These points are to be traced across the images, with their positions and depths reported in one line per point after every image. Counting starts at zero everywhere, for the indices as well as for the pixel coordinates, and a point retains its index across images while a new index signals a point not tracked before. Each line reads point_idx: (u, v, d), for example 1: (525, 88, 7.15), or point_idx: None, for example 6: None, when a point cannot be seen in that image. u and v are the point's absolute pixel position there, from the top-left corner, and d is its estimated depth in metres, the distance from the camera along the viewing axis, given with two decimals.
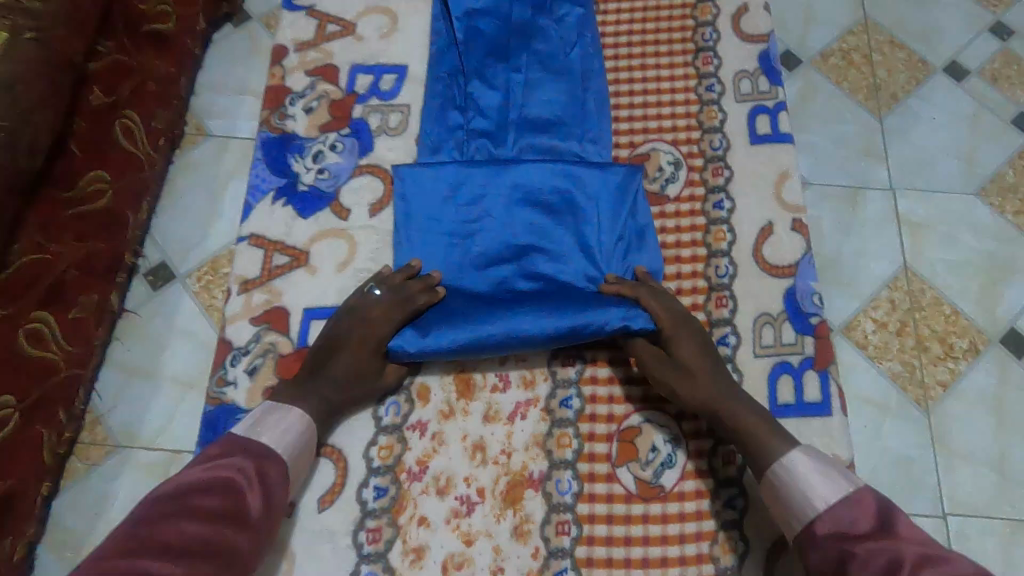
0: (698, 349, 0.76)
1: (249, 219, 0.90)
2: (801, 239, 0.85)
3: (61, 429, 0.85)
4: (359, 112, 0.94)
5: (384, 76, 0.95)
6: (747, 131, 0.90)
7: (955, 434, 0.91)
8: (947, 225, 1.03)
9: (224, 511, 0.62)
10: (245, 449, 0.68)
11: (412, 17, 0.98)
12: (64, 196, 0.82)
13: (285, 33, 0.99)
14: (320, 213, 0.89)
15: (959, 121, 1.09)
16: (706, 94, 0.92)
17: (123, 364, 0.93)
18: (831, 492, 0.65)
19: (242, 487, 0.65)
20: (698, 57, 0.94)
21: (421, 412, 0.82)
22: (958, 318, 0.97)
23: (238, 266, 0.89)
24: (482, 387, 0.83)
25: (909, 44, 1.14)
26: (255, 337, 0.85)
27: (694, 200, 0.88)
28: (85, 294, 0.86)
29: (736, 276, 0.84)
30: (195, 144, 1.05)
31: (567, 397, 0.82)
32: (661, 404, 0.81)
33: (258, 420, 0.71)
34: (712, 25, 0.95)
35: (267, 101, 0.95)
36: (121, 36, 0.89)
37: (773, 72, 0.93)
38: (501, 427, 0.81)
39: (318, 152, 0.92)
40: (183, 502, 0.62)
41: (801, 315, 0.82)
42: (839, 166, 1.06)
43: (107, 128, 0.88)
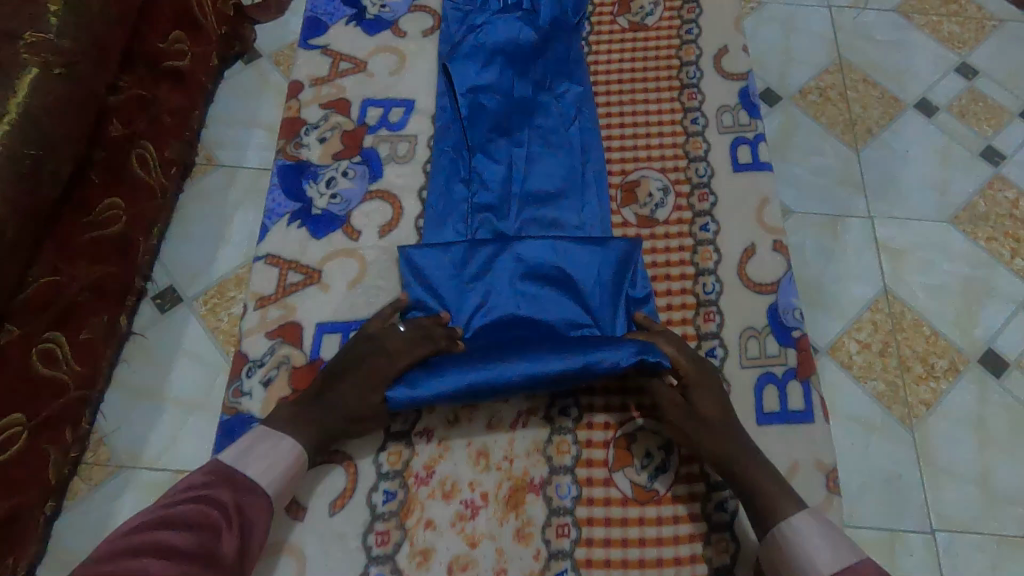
0: (714, 396, 0.78)
1: (265, 240, 0.94)
2: (782, 259, 0.90)
3: (67, 449, 0.86)
4: (369, 141, 0.99)
5: (392, 109, 1.01)
6: (729, 160, 0.96)
7: (940, 450, 0.94)
8: (923, 251, 1.08)
9: (199, 549, 0.62)
10: (229, 483, 0.69)
11: (417, 55, 1.04)
12: (83, 221, 0.87)
13: (301, 69, 1.05)
14: (332, 234, 0.93)
15: (931, 154, 1.16)
16: (692, 127, 0.98)
17: (129, 386, 0.95)
18: (832, 558, 0.65)
19: (219, 524, 0.65)
20: (683, 93, 1.00)
21: (429, 419, 0.84)
22: (938, 338, 1.01)
23: (254, 283, 0.92)
24: None
25: (882, 83, 1.22)
26: (269, 350, 0.88)
27: (682, 223, 0.92)
28: (97, 316, 0.88)
29: (723, 292, 0.88)
30: (205, 173, 1.10)
31: (565, 406, 0.84)
32: (665, 454, 0.82)
33: (248, 449, 0.73)
34: (696, 64, 1.02)
35: (284, 131, 1.01)
36: (141, 74, 0.95)
37: (753, 107, 0.99)
38: (503, 434, 0.83)
39: (331, 178, 0.96)
40: (153, 538, 0.61)
41: (783, 328, 0.86)
42: (820, 194, 1.12)
43: (123, 158, 0.92)
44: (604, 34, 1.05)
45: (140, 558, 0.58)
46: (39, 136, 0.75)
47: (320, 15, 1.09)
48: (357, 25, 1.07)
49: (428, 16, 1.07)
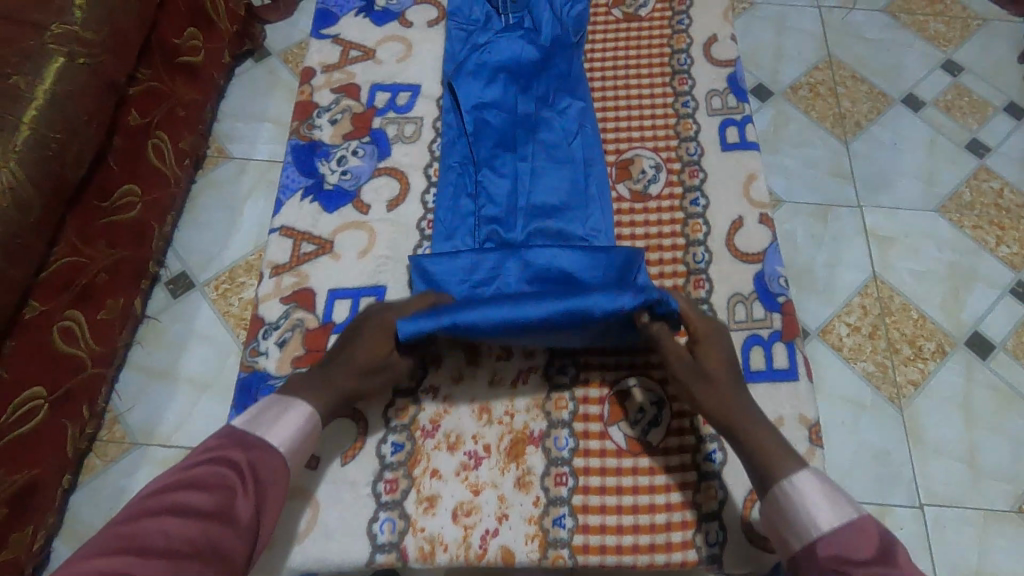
0: (723, 359, 0.78)
1: (280, 213, 0.98)
2: (767, 232, 0.93)
3: (84, 425, 0.89)
4: (377, 124, 1.03)
5: (400, 94, 1.05)
6: (718, 139, 0.99)
7: (927, 428, 0.97)
8: (910, 238, 1.11)
9: (213, 512, 0.60)
10: (240, 443, 0.67)
11: (421, 47, 1.09)
12: (98, 205, 0.89)
13: (313, 57, 1.09)
14: (343, 208, 0.97)
15: (917, 145, 1.20)
16: (683, 109, 1.02)
17: (143, 367, 0.98)
18: (834, 517, 0.64)
19: (236, 485, 0.63)
20: (674, 79, 1.04)
21: (434, 377, 0.87)
22: (925, 321, 1.04)
23: (270, 254, 0.95)
24: (488, 355, 0.89)
25: (870, 78, 1.26)
26: (284, 315, 0.91)
27: (673, 198, 0.96)
28: (112, 298, 0.92)
29: (712, 261, 0.92)
30: (216, 165, 1.14)
31: (564, 365, 0.88)
32: (651, 404, 0.85)
33: (257, 415, 0.71)
34: (686, 52, 1.06)
35: (296, 114, 1.05)
36: (157, 66, 0.98)
37: (741, 91, 1.03)
38: (504, 391, 0.87)
39: (342, 156, 1.00)
40: (170, 499, 0.59)
41: (769, 294, 0.89)
42: (810, 183, 1.15)
43: (140, 147, 0.96)
44: (599, 25, 1.10)
45: (157, 521, 0.57)
46: (64, 122, 0.79)
47: (331, 7, 1.13)
48: (365, 17, 1.12)
49: (433, 8, 1.11)
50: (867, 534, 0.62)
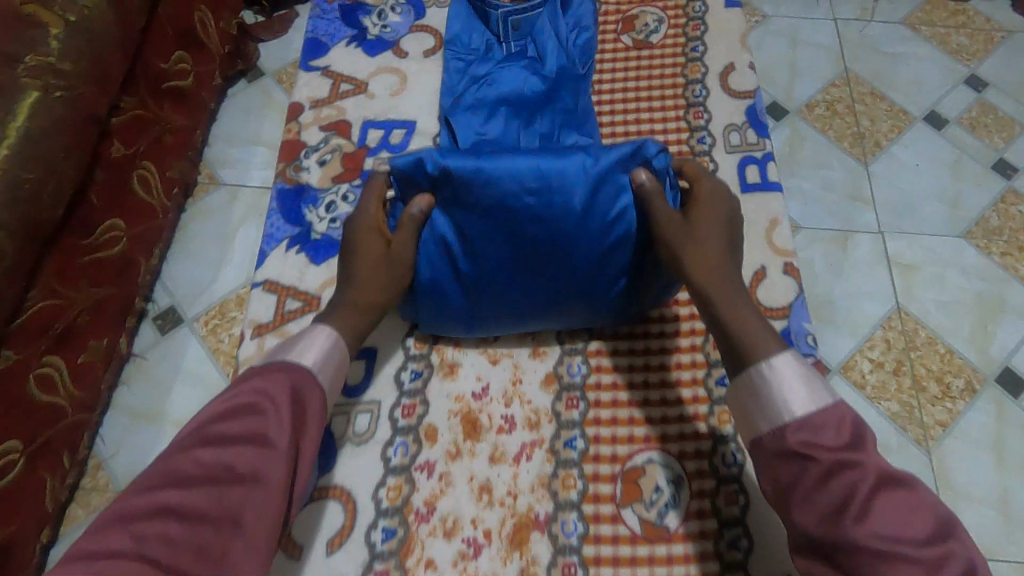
0: (717, 225, 0.75)
1: (264, 265, 0.93)
2: (793, 280, 0.88)
3: (64, 475, 0.84)
4: (369, 164, 0.98)
5: (394, 131, 1.00)
6: (737, 179, 0.94)
7: (958, 473, 0.91)
8: (936, 265, 1.05)
9: (248, 436, 0.59)
10: (265, 373, 0.65)
11: (418, 75, 1.04)
12: (82, 244, 0.84)
13: (300, 92, 1.04)
14: (332, 259, 0.92)
15: (941, 166, 1.14)
16: (698, 146, 0.97)
17: (129, 409, 0.94)
18: (809, 401, 0.62)
19: (263, 410, 0.61)
20: (689, 112, 0.99)
21: (429, 453, 0.82)
22: (953, 356, 0.99)
23: (252, 310, 0.90)
24: (488, 428, 0.84)
25: (889, 95, 1.21)
26: None
27: None
28: (95, 339, 0.88)
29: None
30: (207, 192, 1.09)
31: (571, 438, 0.82)
32: (664, 444, 0.81)
33: (283, 346, 0.70)
34: (701, 82, 1.01)
35: (283, 155, 1.00)
36: (143, 93, 0.94)
37: (761, 125, 0.98)
38: (507, 468, 0.81)
39: (331, 202, 0.96)
40: (202, 432, 0.59)
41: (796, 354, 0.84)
42: (829, 208, 1.10)
43: (125, 180, 0.91)
44: (607, 52, 1.04)
45: (192, 451, 0.57)
46: (38, 160, 0.74)
47: (322, 37, 1.08)
48: (358, 46, 1.07)
49: (430, 38, 1.07)
50: (839, 420, 0.62)
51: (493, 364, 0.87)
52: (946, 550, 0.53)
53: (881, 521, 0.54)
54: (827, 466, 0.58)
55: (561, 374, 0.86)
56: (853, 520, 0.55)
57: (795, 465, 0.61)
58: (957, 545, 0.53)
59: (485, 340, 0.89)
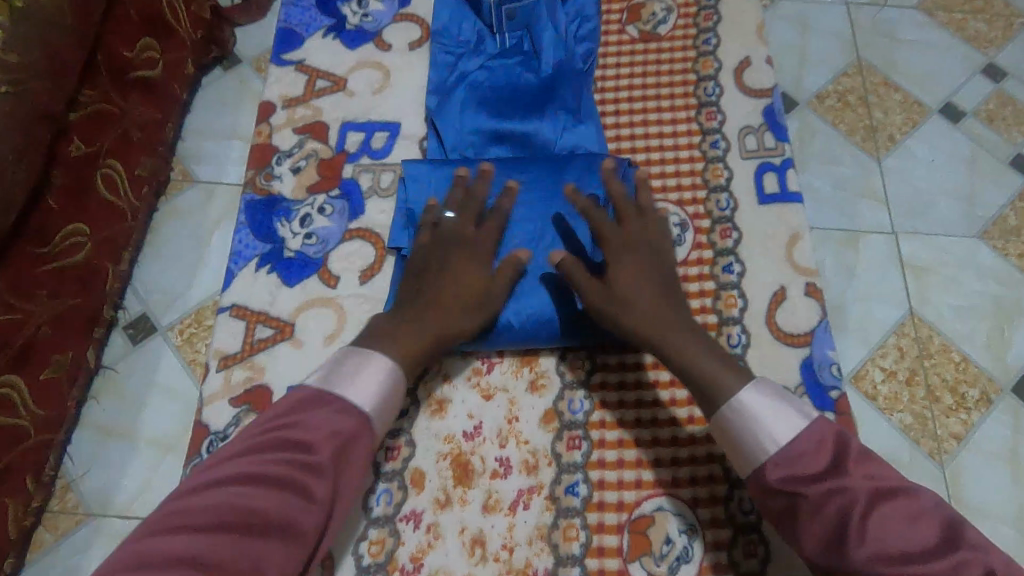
0: (642, 274, 0.72)
1: (230, 287, 0.87)
2: (815, 304, 0.82)
3: (29, 499, 0.79)
4: (349, 172, 0.91)
5: (376, 134, 0.94)
6: (754, 189, 0.88)
7: (972, 489, 0.87)
8: (951, 268, 1.01)
9: (289, 483, 0.54)
10: (318, 408, 0.60)
11: (404, 69, 0.97)
12: (39, 252, 0.78)
13: (272, 89, 0.97)
14: (307, 280, 0.86)
15: (957, 163, 1.08)
16: (711, 151, 0.90)
17: (100, 426, 0.88)
18: (784, 433, 0.60)
19: (308, 451, 0.57)
20: (701, 112, 0.93)
21: (416, 500, 0.76)
22: (968, 364, 0.94)
23: (218, 339, 0.85)
24: (481, 473, 0.77)
25: (904, 85, 1.14)
26: (234, 420, 0.80)
27: (702, 263, 0.85)
28: (60, 353, 0.82)
29: (750, 345, 0.81)
30: (181, 190, 1.02)
31: (573, 484, 0.76)
32: (674, 489, 0.75)
33: (335, 369, 0.63)
34: (715, 79, 0.94)
35: (254, 160, 0.93)
36: (105, 85, 0.86)
37: (779, 127, 0.91)
38: (501, 518, 0.75)
39: (306, 215, 0.89)
40: (243, 467, 0.54)
41: (819, 387, 0.79)
42: (840, 208, 1.04)
43: (89, 181, 0.84)
44: (611, 45, 0.97)
45: (228, 489, 0.53)
46: None
47: (295, 26, 1.01)
48: (336, 37, 1.00)
49: (416, 29, 0.99)
50: (819, 441, 0.60)
51: (487, 400, 0.80)
52: (959, 559, 0.51)
53: (883, 538, 0.53)
54: (816, 501, 0.57)
55: (562, 411, 0.79)
56: (852, 544, 0.54)
57: (784, 498, 0.59)
58: (969, 550, 0.51)
59: (477, 372, 0.82)
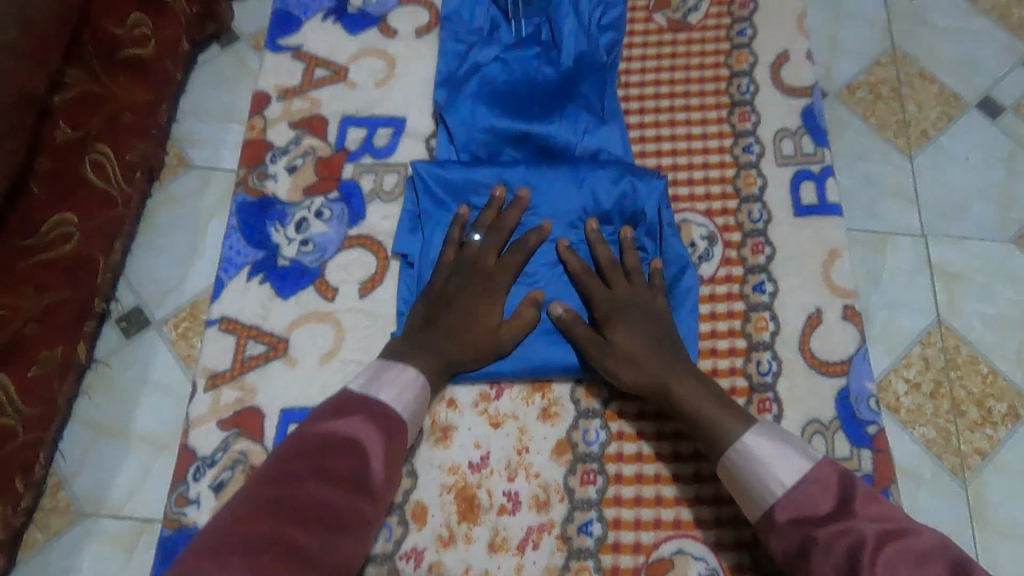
0: (639, 324, 0.71)
1: (220, 299, 0.83)
2: (854, 330, 0.77)
3: (19, 498, 0.77)
4: (349, 172, 0.87)
5: (378, 131, 0.88)
6: (791, 201, 0.83)
7: (996, 508, 0.84)
8: (983, 276, 0.96)
9: (352, 481, 0.58)
10: (369, 410, 0.63)
11: (412, 56, 0.92)
12: (23, 245, 0.74)
13: (267, 78, 0.92)
14: (301, 292, 0.82)
15: (994, 163, 1.02)
16: (744, 156, 0.85)
17: (91, 423, 0.86)
18: (789, 475, 0.60)
19: (369, 452, 0.60)
20: (734, 113, 0.87)
21: (417, 537, 0.73)
22: (996, 378, 0.90)
23: (206, 354, 0.81)
24: (488, 509, 0.74)
25: (941, 78, 1.07)
26: (222, 446, 0.77)
27: (731, 280, 0.80)
28: (48, 349, 0.78)
29: (781, 374, 0.77)
30: (176, 175, 0.98)
31: (586, 522, 0.73)
32: (697, 529, 0.72)
33: (373, 379, 0.66)
34: (749, 75, 0.88)
35: (245, 158, 0.89)
36: (91, 64, 0.81)
37: (819, 131, 0.85)
38: (509, 559, 0.72)
39: (302, 220, 0.85)
40: (315, 464, 0.57)
41: (856, 424, 0.75)
42: (867, 208, 0.99)
43: (76, 167, 0.80)
44: (637, 34, 0.91)
45: (310, 487, 0.56)
46: None
47: (293, 9, 0.95)
48: (337, 20, 0.94)
49: (424, 12, 0.93)
50: (824, 481, 0.60)
51: (495, 429, 0.77)
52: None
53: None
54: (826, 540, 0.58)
55: (575, 442, 0.76)
56: None
57: (794, 541, 0.60)
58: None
59: (484, 398, 0.78)
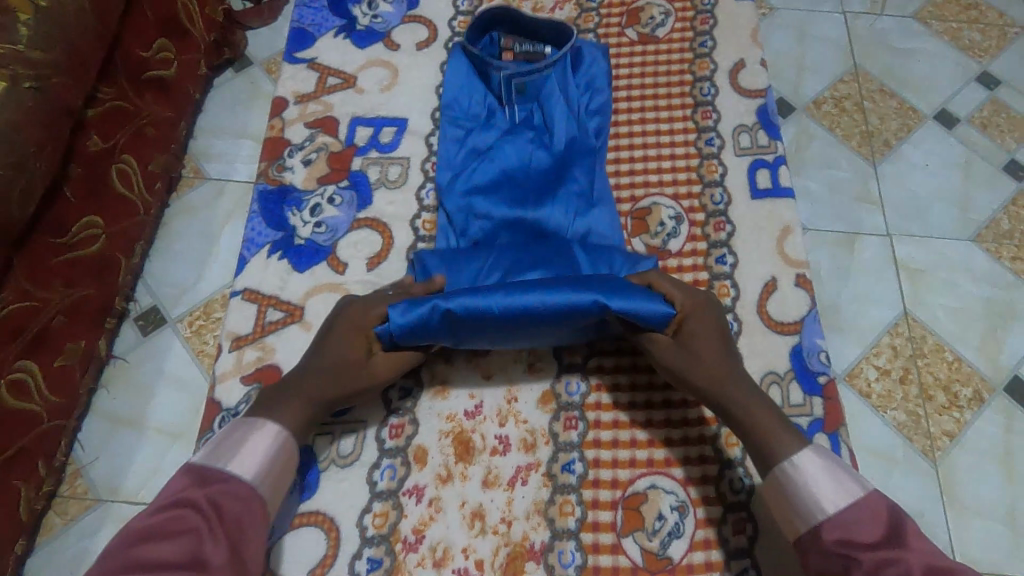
0: (713, 328, 0.75)
1: (243, 273, 0.89)
2: (806, 295, 0.84)
3: (41, 483, 0.81)
4: (357, 164, 0.94)
5: (383, 129, 0.96)
6: (748, 185, 0.90)
7: (965, 486, 0.89)
8: (945, 270, 1.02)
9: (180, 560, 0.54)
10: (200, 481, 0.62)
11: (410, 70, 1.00)
12: (55, 243, 0.80)
13: (284, 85, 1.00)
14: (316, 267, 0.89)
15: (950, 168, 1.10)
16: (706, 148, 0.93)
17: (109, 414, 0.91)
18: (839, 496, 0.61)
19: (202, 527, 0.58)
20: (697, 111, 0.95)
21: (419, 476, 0.78)
22: (961, 364, 0.96)
23: (230, 321, 0.87)
24: (481, 450, 0.79)
25: (900, 92, 1.16)
26: (244, 399, 0.82)
27: (696, 254, 0.87)
28: (72, 341, 0.84)
29: (742, 333, 0.83)
30: (192, 186, 1.05)
31: (570, 461, 0.78)
32: (668, 467, 0.77)
33: (220, 444, 0.66)
34: (710, 79, 0.97)
35: (265, 152, 0.96)
36: (122, 82, 0.89)
37: (773, 127, 0.94)
38: (500, 493, 0.77)
39: (316, 205, 0.92)
40: (131, 555, 0.54)
41: (809, 374, 0.80)
42: (835, 208, 1.06)
43: (102, 174, 0.87)
44: (611, 47, 1.01)
45: None
46: (7, 155, 0.70)
47: (306, 26, 1.04)
48: (345, 37, 1.03)
49: (422, 29, 1.03)
50: (873, 511, 0.60)
51: (487, 380, 0.82)
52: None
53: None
54: (869, 565, 0.56)
55: (558, 393, 0.81)
56: None
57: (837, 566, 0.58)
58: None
59: (475, 354, 0.84)
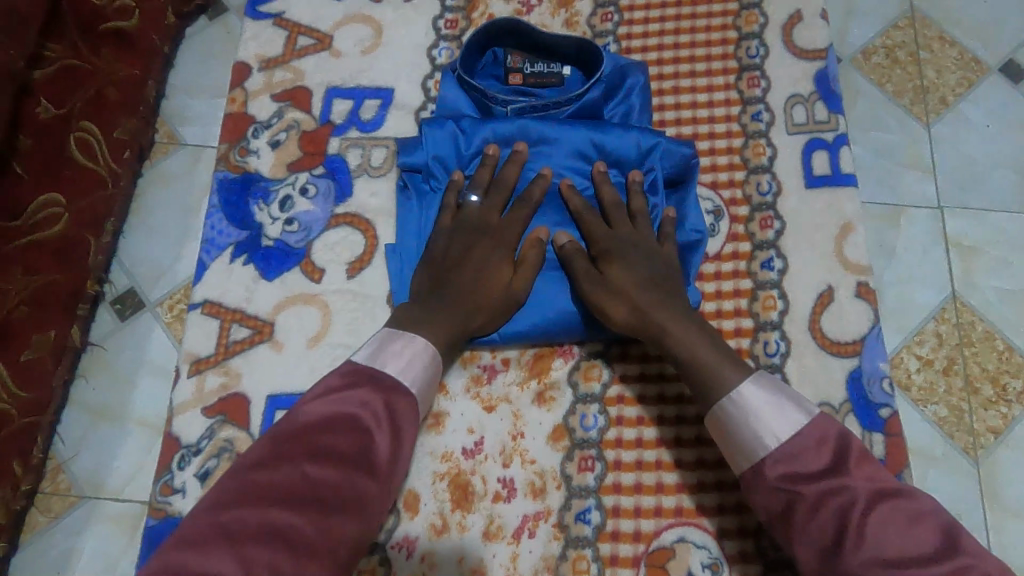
0: (634, 264, 0.69)
1: (202, 281, 0.81)
2: (868, 308, 0.75)
3: (17, 481, 0.77)
4: (335, 146, 0.84)
5: (365, 103, 0.85)
6: (802, 171, 0.79)
7: (1007, 486, 0.82)
8: (1003, 249, 0.92)
9: (353, 456, 0.55)
10: (363, 377, 0.60)
11: (403, 27, 0.88)
12: (10, 227, 0.72)
13: (249, 48, 0.89)
14: (286, 274, 0.80)
15: (1018, 133, 0.97)
16: (752, 124, 0.81)
17: (88, 405, 0.85)
18: (782, 428, 0.58)
19: (370, 427, 0.57)
20: (742, 78, 0.83)
21: (410, 526, 0.72)
22: (1012, 354, 0.87)
23: (188, 340, 0.79)
24: (482, 496, 0.73)
25: (961, 40, 1.02)
26: (207, 434, 0.76)
27: (738, 257, 0.77)
28: (40, 332, 0.77)
29: (789, 355, 0.74)
30: (166, 153, 0.95)
31: (584, 510, 0.72)
32: (699, 517, 0.70)
33: (380, 347, 0.63)
34: (759, 37, 0.84)
35: (227, 132, 0.86)
36: (72, 34, 0.78)
37: (833, 97, 0.82)
38: (504, 547, 0.71)
39: (286, 198, 0.82)
40: (310, 443, 0.55)
41: (869, 407, 0.72)
42: (881, 180, 0.95)
43: (60, 146, 0.77)
44: None
45: (301, 464, 0.54)
46: None
47: None
48: None
49: None
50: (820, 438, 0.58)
51: (489, 413, 0.75)
52: (954, 565, 0.50)
53: (877, 548, 0.51)
54: (813, 499, 0.55)
55: (573, 428, 0.74)
56: (849, 549, 0.52)
57: (779, 499, 0.57)
58: (968, 557, 0.50)
59: (476, 382, 0.76)
